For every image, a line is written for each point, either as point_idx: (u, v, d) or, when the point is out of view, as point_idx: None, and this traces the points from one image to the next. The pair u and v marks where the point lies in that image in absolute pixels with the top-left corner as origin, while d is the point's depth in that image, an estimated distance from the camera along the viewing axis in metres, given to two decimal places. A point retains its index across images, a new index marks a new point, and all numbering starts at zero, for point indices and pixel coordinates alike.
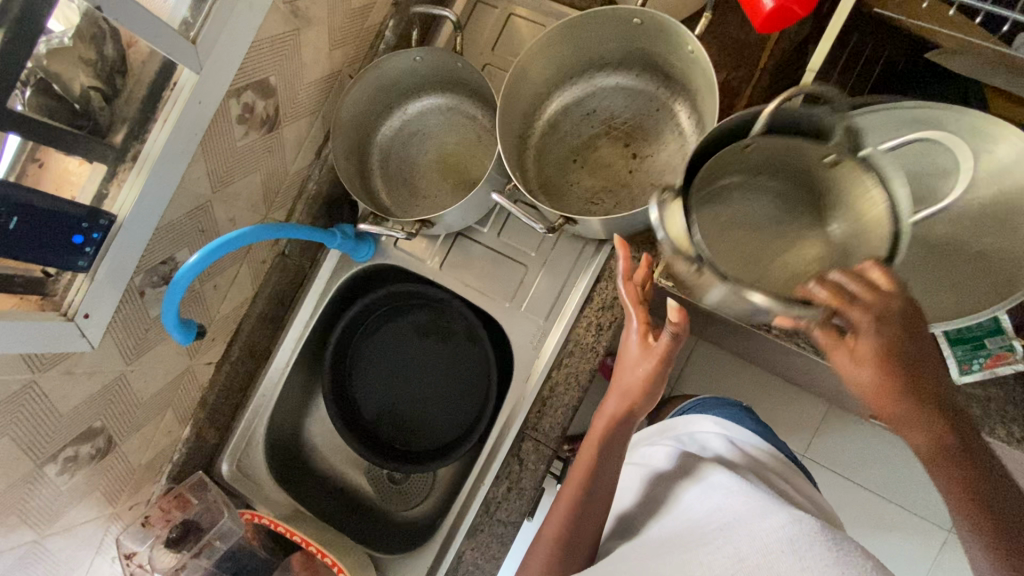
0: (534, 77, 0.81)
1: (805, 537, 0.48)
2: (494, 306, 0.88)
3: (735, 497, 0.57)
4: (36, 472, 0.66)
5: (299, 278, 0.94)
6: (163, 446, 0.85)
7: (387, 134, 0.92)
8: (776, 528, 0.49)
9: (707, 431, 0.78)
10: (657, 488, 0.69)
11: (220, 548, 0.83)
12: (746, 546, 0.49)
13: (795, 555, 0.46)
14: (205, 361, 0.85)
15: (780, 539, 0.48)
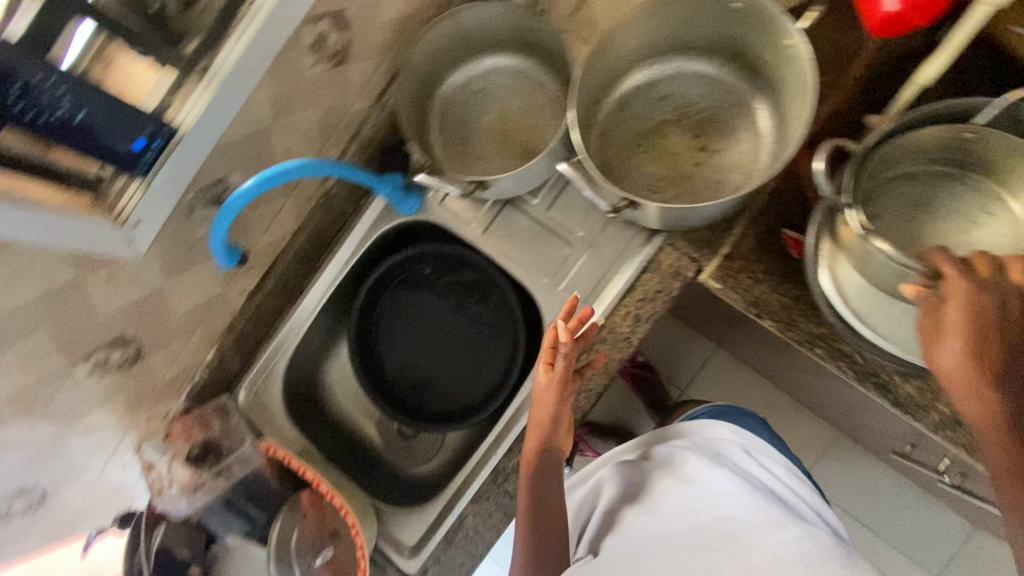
0: (615, 49, 0.78)
1: (819, 555, 0.58)
2: (531, 281, 0.87)
3: (743, 506, 0.67)
4: (67, 369, 0.67)
5: (340, 222, 0.93)
6: (186, 365, 0.86)
7: (450, 88, 0.89)
8: (789, 544, 0.60)
9: (721, 437, 0.79)
10: (651, 483, 0.75)
11: (236, 473, 0.83)
12: (764, 563, 0.59)
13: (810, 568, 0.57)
14: (238, 289, 0.85)
15: (794, 553, 0.59)
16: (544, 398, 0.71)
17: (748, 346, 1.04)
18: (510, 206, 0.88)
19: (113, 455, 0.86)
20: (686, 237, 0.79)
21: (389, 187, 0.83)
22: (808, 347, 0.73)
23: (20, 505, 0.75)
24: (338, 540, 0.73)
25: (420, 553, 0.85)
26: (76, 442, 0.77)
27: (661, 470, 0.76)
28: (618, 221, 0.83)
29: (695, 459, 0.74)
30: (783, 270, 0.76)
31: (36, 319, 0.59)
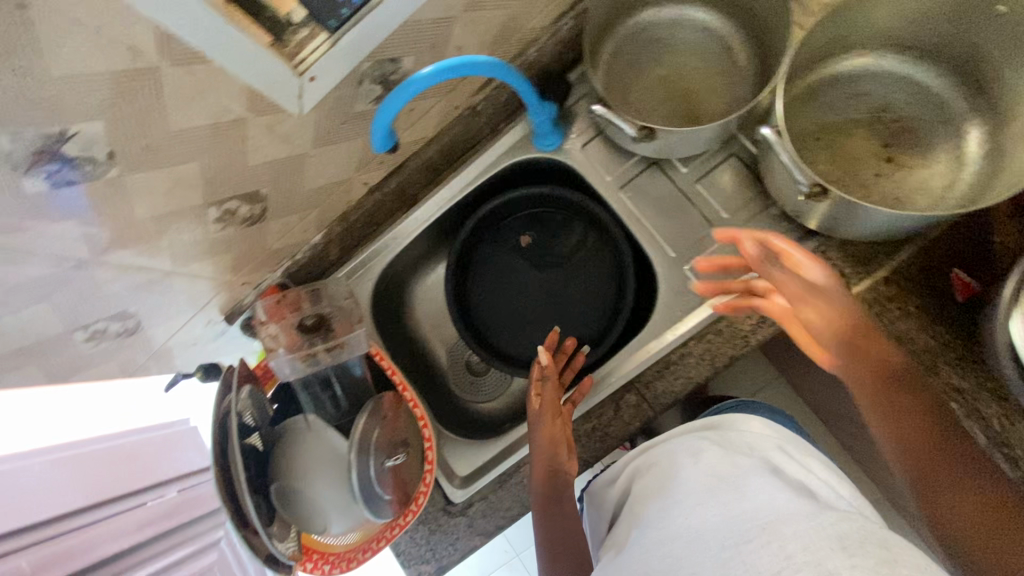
0: (842, 27, 0.69)
1: (856, 542, 0.43)
2: (656, 252, 0.82)
3: (780, 498, 0.51)
4: (200, 209, 0.66)
5: (473, 141, 0.89)
6: (293, 241, 0.85)
7: (629, 28, 0.82)
8: (823, 529, 0.45)
9: (758, 431, 0.68)
10: (680, 476, 0.61)
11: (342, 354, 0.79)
12: (787, 542, 0.44)
13: (840, 554, 0.42)
14: (362, 180, 0.83)
15: (822, 538, 0.44)
16: (539, 423, 0.78)
17: (827, 387, 0.99)
18: (656, 168, 0.83)
19: (202, 309, 0.86)
20: (843, 248, 0.75)
21: (545, 116, 0.78)
22: (943, 399, 0.69)
23: (116, 329, 0.75)
24: (408, 452, 0.73)
25: (469, 487, 0.85)
26: (180, 284, 0.77)
27: (697, 463, 0.61)
28: (769, 215, 0.78)
29: (715, 448, 0.62)
30: (940, 310, 0.72)
31: (197, 147, 0.57)
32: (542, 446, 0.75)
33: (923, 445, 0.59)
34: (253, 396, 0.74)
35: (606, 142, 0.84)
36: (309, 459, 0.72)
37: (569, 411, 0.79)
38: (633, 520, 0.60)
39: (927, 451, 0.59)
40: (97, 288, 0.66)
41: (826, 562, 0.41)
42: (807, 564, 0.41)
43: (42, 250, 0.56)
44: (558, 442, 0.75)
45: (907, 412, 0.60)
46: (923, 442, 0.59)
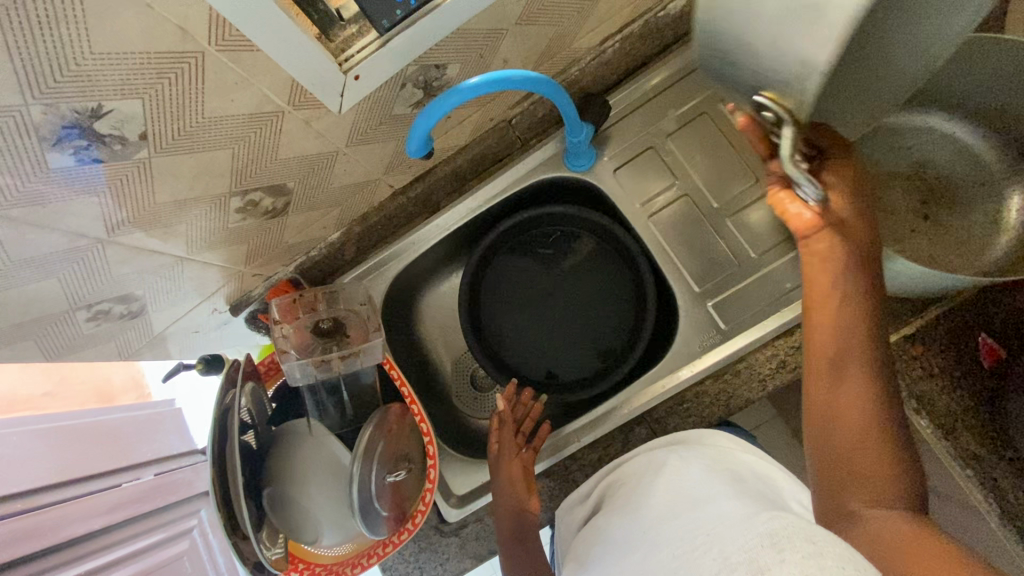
0: None
1: (787, 534, 0.42)
2: (680, 285, 0.81)
3: (732, 511, 0.50)
4: (223, 198, 0.64)
5: (503, 153, 0.87)
6: (310, 238, 0.83)
7: None
8: (762, 531, 0.44)
9: (726, 448, 0.68)
10: (646, 497, 0.60)
11: (355, 362, 0.73)
12: (727, 546, 0.43)
13: (769, 549, 0.41)
14: (388, 183, 0.81)
15: (757, 537, 0.43)
16: (497, 464, 0.79)
17: None
18: (685, 201, 0.82)
19: (208, 297, 0.83)
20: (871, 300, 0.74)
21: (582, 137, 0.77)
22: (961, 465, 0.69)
23: (119, 311, 0.72)
24: (411, 468, 0.70)
25: (465, 507, 0.82)
26: (191, 272, 0.75)
27: (662, 485, 0.60)
28: (796, 257, 0.77)
29: (677, 466, 0.63)
30: (964, 375, 0.71)
31: (231, 135, 0.55)
32: (502, 486, 0.77)
33: (843, 432, 0.47)
34: (253, 395, 0.72)
35: (639, 169, 0.83)
36: (307, 466, 0.68)
37: (530, 454, 0.79)
38: (598, 545, 0.59)
39: (854, 460, 0.46)
40: (107, 269, 0.64)
41: (758, 560, 0.40)
42: (741, 563, 0.41)
43: (58, 225, 0.54)
44: (513, 480, 0.76)
45: (857, 407, 0.47)
46: (845, 426, 0.47)
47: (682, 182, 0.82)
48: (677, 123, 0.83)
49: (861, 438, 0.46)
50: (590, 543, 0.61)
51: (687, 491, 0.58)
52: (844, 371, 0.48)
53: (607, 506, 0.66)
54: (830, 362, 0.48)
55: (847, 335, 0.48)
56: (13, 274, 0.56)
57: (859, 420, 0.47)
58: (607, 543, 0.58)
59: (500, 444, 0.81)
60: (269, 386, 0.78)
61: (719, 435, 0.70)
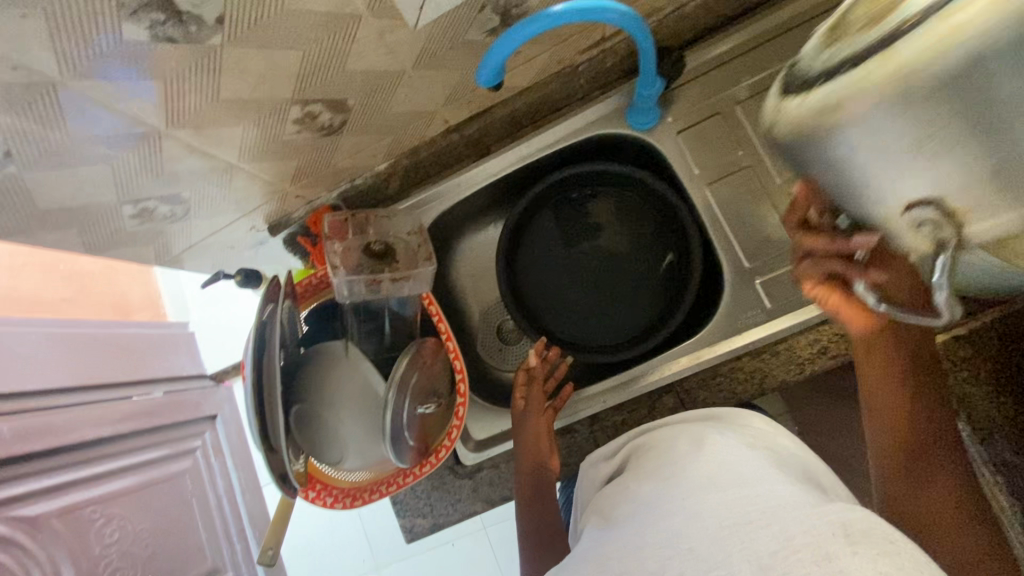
0: None
1: (859, 530, 0.44)
2: (729, 259, 0.79)
3: (780, 489, 0.52)
4: (283, 105, 0.62)
5: (563, 103, 0.84)
6: (358, 164, 0.81)
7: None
8: (828, 518, 0.46)
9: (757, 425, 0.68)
10: (680, 460, 0.61)
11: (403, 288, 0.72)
12: (789, 526, 0.45)
13: (838, 539, 0.43)
14: (444, 118, 0.79)
15: (826, 525, 0.45)
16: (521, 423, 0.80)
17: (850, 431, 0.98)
18: (747, 173, 0.79)
19: (249, 212, 0.82)
20: None
21: (652, 90, 0.74)
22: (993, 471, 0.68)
23: (163, 212, 0.71)
24: (439, 404, 0.70)
25: (482, 452, 0.83)
26: (237, 182, 0.73)
27: (698, 451, 0.61)
28: None
29: (713, 435, 0.64)
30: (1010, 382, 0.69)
31: (304, 34, 0.53)
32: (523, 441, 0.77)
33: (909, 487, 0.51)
34: (289, 314, 0.73)
35: (702, 135, 0.80)
36: (337, 389, 0.68)
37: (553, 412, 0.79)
38: (626, 500, 0.60)
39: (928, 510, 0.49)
40: (160, 166, 0.63)
41: (825, 547, 0.43)
42: (807, 548, 0.43)
43: (119, 107, 0.52)
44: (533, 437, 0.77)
45: (947, 470, 0.50)
46: (922, 489, 0.50)
47: (745, 153, 0.79)
48: (750, 91, 0.79)
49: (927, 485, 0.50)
50: (617, 498, 0.62)
51: (725, 460, 0.58)
52: (923, 437, 0.51)
53: (633, 463, 0.67)
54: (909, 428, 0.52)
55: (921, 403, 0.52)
56: (72, 157, 0.55)
57: (950, 481, 0.50)
58: (636, 498, 0.59)
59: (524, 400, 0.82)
60: (303, 308, 0.77)
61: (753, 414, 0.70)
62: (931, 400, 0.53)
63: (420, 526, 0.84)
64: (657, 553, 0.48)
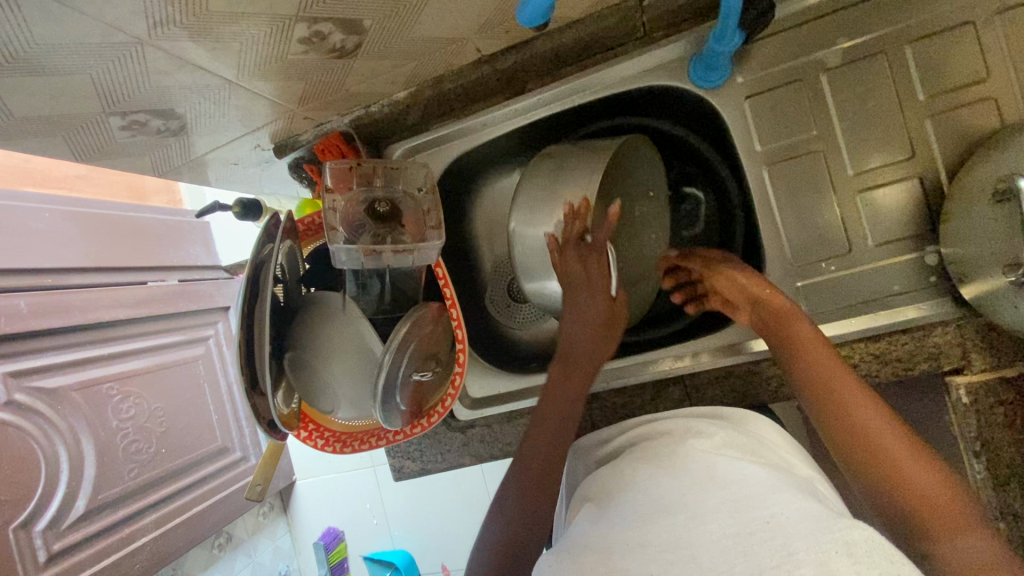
0: None
1: (867, 549, 0.41)
2: (771, 255, 0.71)
3: (783, 495, 0.48)
4: (287, 21, 0.52)
5: (618, 42, 0.71)
6: (373, 90, 0.71)
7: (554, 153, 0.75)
8: (834, 535, 0.42)
9: (767, 437, 0.65)
10: (679, 459, 0.58)
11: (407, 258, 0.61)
12: (792, 541, 0.42)
13: (842, 556, 0.40)
14: (476, 47, 0.67)
15: (831, 541, 0.41)
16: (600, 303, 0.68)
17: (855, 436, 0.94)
18: (818, 157, 0.68)
19: (254, 131, 0.74)
20: (981, 329, 0.64)
21: (728, 47, 0.61)
22: (998, 519, 0.65)
23: (157, 125, 0.64)
24: (437, 372, 0.68)
25: (477, 410, 0.81)
26: (238, 100, 0.65)
27: (699, 452, 0.58)
28: (917, 259, 0.66)
29: (715, 437, 0.61)
30: None
31: None
32: (553, 394, 0.65)
33: (843, 405, 0.51)
34: (290, 253, 0.69)
35: (773, 105, 0.69)
36: (332, 341, 0.65)
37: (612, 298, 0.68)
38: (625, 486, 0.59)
39: (866, 441, 0.48)
40: (149, 77, 0.55)
41: (829, 564, 0.39)
42: (810, 564, 0.40)
43: (91, 12, 0.44)
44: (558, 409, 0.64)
45: (871, 423, 0.49)
46: (848, 406, 0.51)
47: (818, 134, 0.68)
48: (842, 57, 0.66)
49: (859, 397, 0.51)
50: (612, 484, 0.61)
51: (725, 463, 0.56)
52: (849, 410, 0.51)
53: (629, 458, 0.64)
54: (831, 407, 0.52)
55: (833, 379, 0.53)
56: (43, 60, 0.48)
57: (889, 444, 0.48)
58: (627, 494, 0.57)
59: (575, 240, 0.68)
60: (304, 246, 0.73)
61: (767, 426, 0.67)
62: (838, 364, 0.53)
63: (408, 468, 0.87)
64: (655, 551, 0.47)
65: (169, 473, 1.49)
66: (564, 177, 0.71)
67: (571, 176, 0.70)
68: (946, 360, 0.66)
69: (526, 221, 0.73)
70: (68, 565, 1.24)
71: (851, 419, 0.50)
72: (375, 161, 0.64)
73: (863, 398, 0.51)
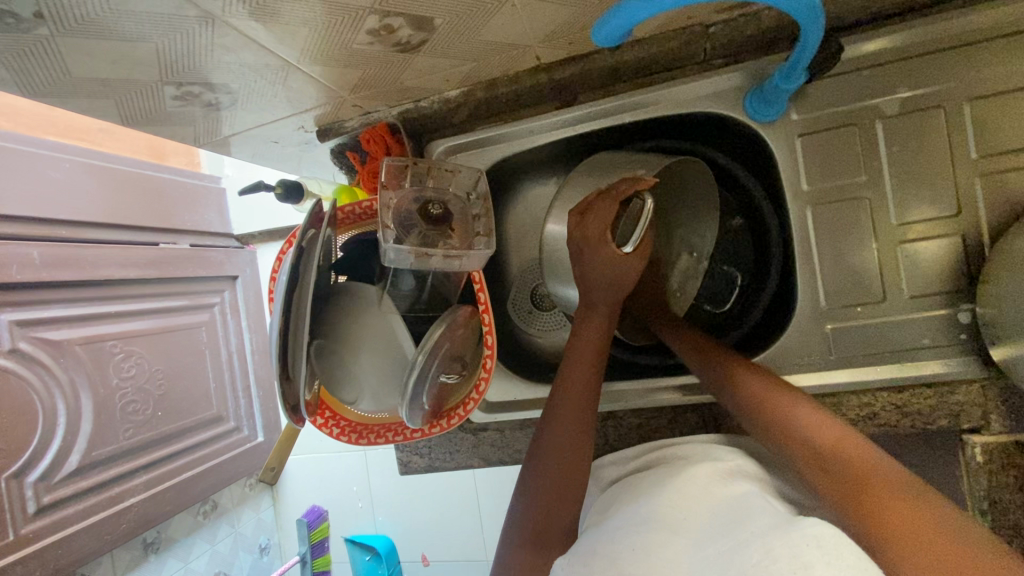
0: None
1: (836, 544, 0.40)
2: (804, 296, 0.71)
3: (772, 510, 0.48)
4: (360, 13, 0.52)
5: (677, 64, 0.71)
6: (427, 85, 0.71)
7: (598, 159, 0.73)
8: (804, 531, 0.41)
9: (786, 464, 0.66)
10: (692, 474, 0.57)
11: (455, 262, 0.60)
12: (774, 540, 0.42)
13: (812, 549, 0.39)
14: (536, 55, 0.67)
15: (800, 538, 0.41)
16: (615, 270, 0.64)
17: None
18: (861, 203, 0.68)
19: (300, 113, 0.73)
20: (1004, 392, 0.65)
21: (787, 80, 0.61)
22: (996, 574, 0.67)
23: (208, 99, 0.64)
24: (462, 374, 0.68)
25: (491, 413, 0.82)
26: (292, 82, 0.64)
27: (711, 471, 0.57)
28: (949, 316, 0.66)
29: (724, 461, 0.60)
30: None
31: None
32: (569, 375, 0.62)
33: (795, 416, 0.52)
34: (327, 241, 0.68)
35: (826, 145, 0.69)
36: (363, 332, 0.65)
37: (632, 275, 0.65)
38: (631, 498, 0.59)
39: (819, 440, 0.49)
40: (210, 51, 0.54)
41: (802, 559, 0.39)
42: (784, 559, 0.40)
43: None
44: (576, 381, 0.62)
45: (801, 420, 0.52)
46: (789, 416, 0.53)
47: (867, 180, 0.68)
48: (900, 107, 0.66)
49: (798, 411, 0.53)
50: (625, 499, 0.60)
51: (731, 484, 0.54)
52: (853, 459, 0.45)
53: (640, 477, 0.63)
54: (788, 431, 0.52)
55: (789, 409, 0.53)
56: (112, 26, 0.47)
57: (881, 476, 0.43)
58: (642, 505, 0.56)
59: (607, 194, 0.63)
60: (341, 233, 0.72)
61: None
62: (777, 387, 0.57)
63: (415, 462, 0.87)
64: (656, 568, 0.46)
65: (163, 436, 1.48)
66: (597, 181, 0.70)
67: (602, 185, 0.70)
68: (964, 420, 0.66)
69: (556, 223, 0.73)
70: (55, 519, 1.23)
71: (790, 424, 0.52)
72: (429, 160, 0.64)
73: (807, 412, 0.52)
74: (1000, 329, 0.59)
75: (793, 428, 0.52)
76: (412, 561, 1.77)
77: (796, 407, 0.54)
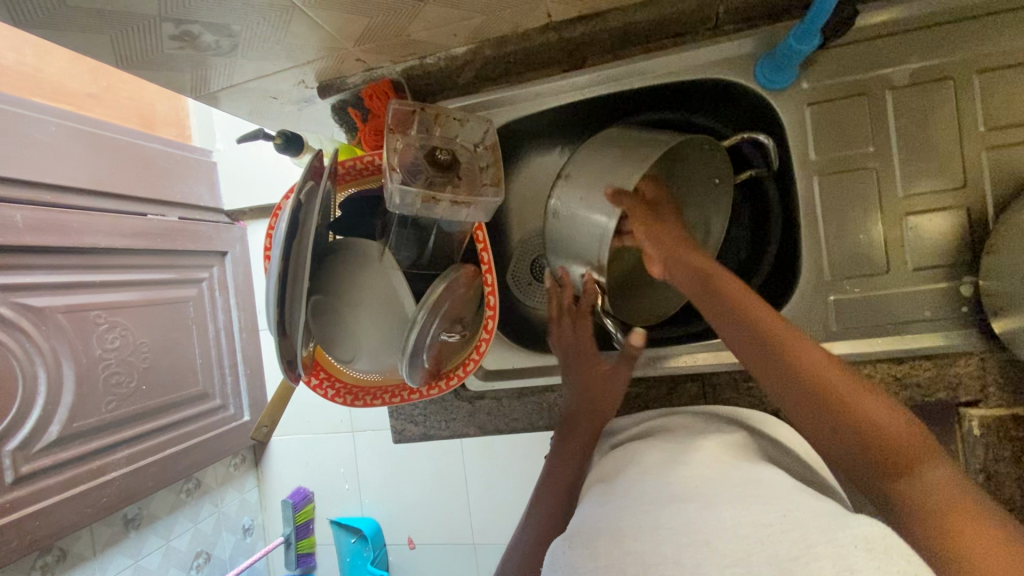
0: None
1: (883, 544, 0.38)
2: (808, 267, 0.71)
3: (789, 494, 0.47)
4: None
5: (687, 29, 0.71)
6: (434, 41, 0.69)
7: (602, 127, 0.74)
8: (850, 530, 0.40)
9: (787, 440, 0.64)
10: (697, 452, 0.56)
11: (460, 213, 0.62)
12: (811, 532, 0.40)
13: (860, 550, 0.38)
14: (547, 11, 0.65)
15: (848, 538, 0.39)
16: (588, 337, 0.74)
17: None
18: (868, 174, 0.68)
19: (302, 66, 0.71)
20: (1002, 364, 0.65)
21: (801, 41, 0.60)
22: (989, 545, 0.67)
23: (207, 42, 0.61)
24: (463, 336, 0.67)
25: (489, 381, 0.81)
26: (295, 28, 0.62)
27: (714, 450, 0.56)
28: (951, 289, 0.66)
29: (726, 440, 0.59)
30: None
31: None
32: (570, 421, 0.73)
33: (813, 367, 0.49)
34: (327, 195, 0.66)
35: (834, 115, 0.68)
36: (363, 289, 0.64)
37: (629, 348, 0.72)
38: (633, 471, 0.57)
39: (840, 391, 0.48)
40: None
41: (848, 559, 0.37)
42: (828, 558, 0.37)
43: None
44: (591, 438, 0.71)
45: (818, 365, 0.49)
46: (805, 363, 0.50)
47: (874, 151, 0.67)
48: (910, 77, 0.65)
49: (808, 355, 0.50)
50: (625, 469, 0.58)
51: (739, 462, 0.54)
52: (850, 400, 0.47)
53: (638, 450, 0.62)
54: (809, 381, 0.49)
55: (801, 352, 0.50)
56: None
57: (907, 446, 0.44)
58: (643, 479, 0.54)
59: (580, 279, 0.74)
60: (341, 189, 0.71)
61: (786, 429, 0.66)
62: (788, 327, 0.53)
63: (410, 431, 0.86)
64: (662, 536, 0.43)
65: (148, 410, 1.44)
66: (603, 147, 0.70)
67: (609, 150, 0.69)
68: (961, 391, 0.67)
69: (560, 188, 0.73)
70: (34, 490, 1.19)
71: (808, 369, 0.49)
72: (436, 108, 0.64)
73: (820, 358, 0.50)
74: (1004, 300, 0.59)
75: (814, 378, 0.49)
76: (398, 543, 1.75)
77: (803, 347, 0.51)
